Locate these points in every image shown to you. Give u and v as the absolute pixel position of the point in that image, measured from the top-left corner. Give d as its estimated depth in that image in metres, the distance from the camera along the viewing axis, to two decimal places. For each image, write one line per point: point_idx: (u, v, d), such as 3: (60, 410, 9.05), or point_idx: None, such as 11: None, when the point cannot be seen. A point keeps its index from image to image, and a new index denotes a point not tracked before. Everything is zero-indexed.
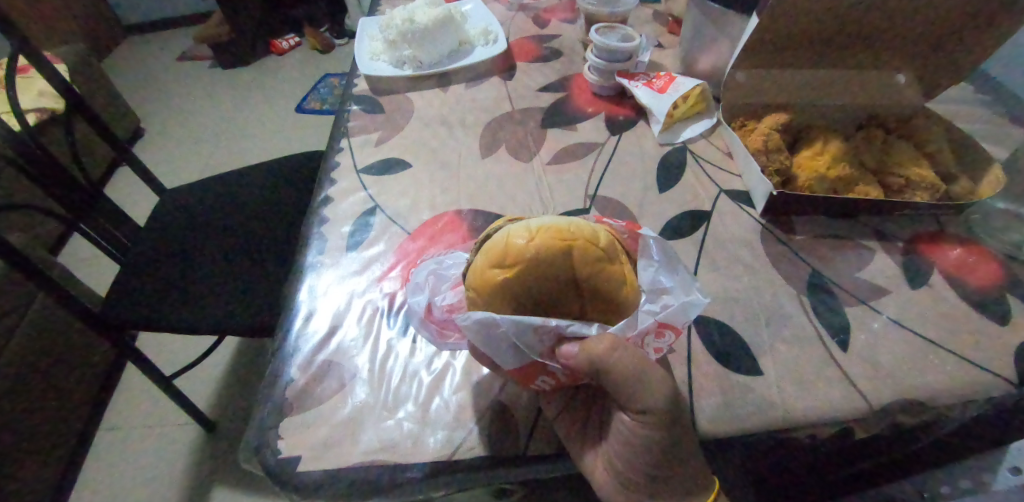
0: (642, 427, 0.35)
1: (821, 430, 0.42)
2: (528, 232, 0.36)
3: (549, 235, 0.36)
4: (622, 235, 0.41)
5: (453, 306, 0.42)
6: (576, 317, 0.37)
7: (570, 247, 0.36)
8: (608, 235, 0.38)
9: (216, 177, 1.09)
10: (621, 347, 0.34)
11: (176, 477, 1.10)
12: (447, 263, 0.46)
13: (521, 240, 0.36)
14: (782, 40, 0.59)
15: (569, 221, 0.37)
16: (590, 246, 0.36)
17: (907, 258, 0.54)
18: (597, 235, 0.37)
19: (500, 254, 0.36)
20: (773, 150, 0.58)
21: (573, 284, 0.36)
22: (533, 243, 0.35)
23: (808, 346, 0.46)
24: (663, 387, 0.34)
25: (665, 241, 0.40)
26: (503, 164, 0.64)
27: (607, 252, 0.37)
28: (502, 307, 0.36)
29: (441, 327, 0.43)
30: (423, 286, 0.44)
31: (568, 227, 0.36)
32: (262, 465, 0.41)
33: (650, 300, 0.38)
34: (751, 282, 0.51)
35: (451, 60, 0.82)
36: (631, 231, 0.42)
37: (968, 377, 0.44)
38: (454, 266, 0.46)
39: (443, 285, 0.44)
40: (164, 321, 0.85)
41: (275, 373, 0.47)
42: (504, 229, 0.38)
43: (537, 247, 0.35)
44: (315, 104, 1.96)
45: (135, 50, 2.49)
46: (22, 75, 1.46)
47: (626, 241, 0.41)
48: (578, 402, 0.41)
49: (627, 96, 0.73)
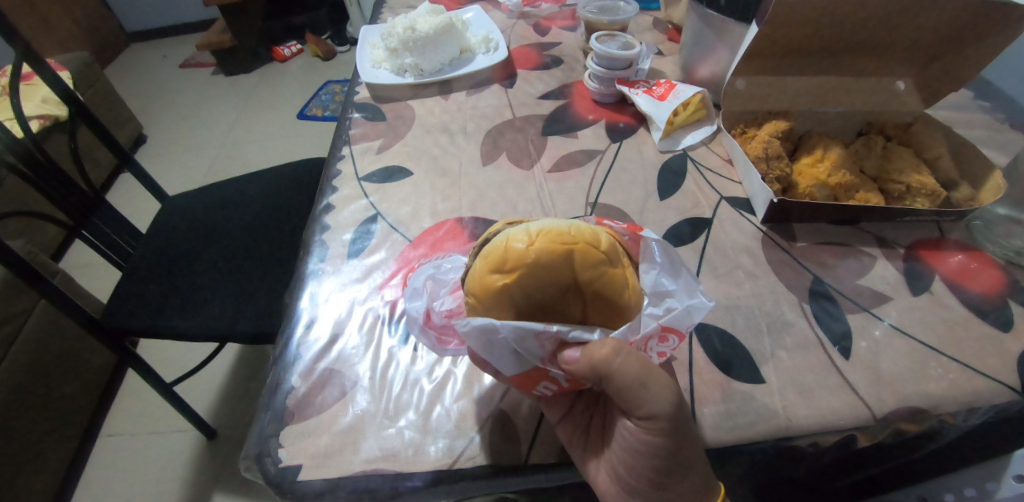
0: (644, 432, 0.36)
1: (824, 439, 0.42)
2: (529, 236, 0.36)
3: (550, 239, 0.35)
4: (623, 237, 0.41)
5: (452, 311, 0.43)
6: (578, 321, 0.37)
7: (572, 252, 0.35)
8: (610, 238, 0.38)
9: (219, 183, 1.09)
10: (623, 353, 0.34)
11: (176, 484, 1.09)
12: (445, 267, 0.46)
13: (521, 244, 0.36)
14: (781, 47, 0.59)
15: (570, 225, 0.37)
16: (592, 250, 0.36)
17: (908, 265, 0.54)
18: (598, 238, 0.37)
19: (500, 258, 0.36)
20: (774, 157, 0.59)
21: (575, 289, 0.36)
22: (534, 247, 0.35)
23: (810, 354, 0.46)
24: (666, 392, 0.35)
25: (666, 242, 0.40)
26: (504, 171, 0.64)
27: (609, 256, 0.36)
28: (503, 312, 0.36)
29: (441, 333, 0.42)
30: (422, 291, 0.44)
31: (569, 230, 0.36)
32: (262, 474, 0.41)
33: (652, 303, 0.39)
34: (752, 290, 0.51)
35: (453, 68, 0.82)
36: (632, 232, 0.41)
37: (971, 384, 0.44)
38: (452, 271, 0.46)
39: (442, 289, 0.44)
40: (166, 329, 0.85)
41: (276, 381, 0.47)
42: (503, 232, 0.37)
43: (538, 252, 0.35)
44: (316, 111, 1.97)
45: (139, 57, 2.51)
46: (26, 83, 1.48)
47: (628, 243, 0.41)
48: (577, 409, 0.42)
49: (627, 103, 0.74)
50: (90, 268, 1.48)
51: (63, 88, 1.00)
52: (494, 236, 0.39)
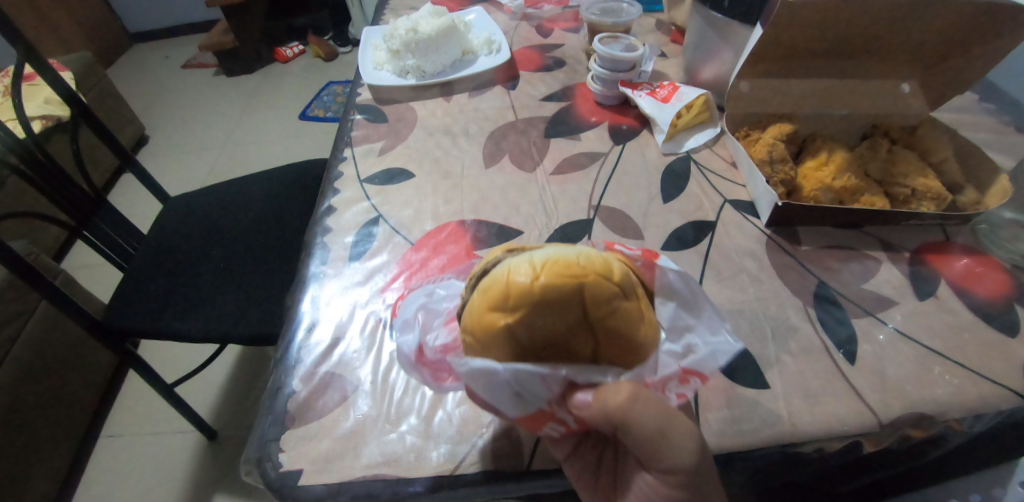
0: (664, 487, 0.34)
1: (829, 445, 0.41)
2: (533, 268, 0.33)
3: (557, 272, 0.33)
4: (637, 266, 0.38)
5: (447, 346, 0.39)
6: (588, 360, 0.35)
7: (581, 285, 0.33)
8: (622, 267, 0.35)
9: (221, 185, 1.09)
10: (641, 400, 0.33)
11: (177, 485, 1.09)
12: (438, 294, 0.43)
13: (524, 277, 0.33)
14: (786, 50, 0.59)
15: (578, 254, 0.34)
16: (602, 282, 0.33)
17: (913, 269, 0.53)
18: (609, 268, 0.34)
19: (501, 294, 0.33)
20: (778, 160, 0.58)
21: (585, 325, 0.33)
22: (539, 281, 0.32)
23: (815, 359, 0.46)
24: (688, 444, 0.33)
25: (685, 273, 0.39)
26: (506, 173, 0.64)
27: (622, 288, 0.34)
28: (506, 352, 0.34)
29: (435, 369, 0.40)
30: (413, 324, 0.40)
31: (577, 260, 0.33)
32: (263, 479, 0.41)
33: (671, 340, 0.38)
34: (757, 294, 0.51)
35: (455, 70, 0.82)
36: (647, 259, 0.39)
37: (978, 389, 0.43)
38: (446, 298, 0.42)
39: (436, 320, 0.41)
40: (167, 330, 0.85)
41: (277, 384, 0.46)
42: (504, 263, 0.35)
43: (544, 286, 0.32)
44: (318, 111, 1.97)
45: (141, 58, 2.51)
46: (29, 84, 1.48)
47: (642, 272, 0.39)
48: (586, 451, 0.39)
49: (630, 106, 0.73)
50: (92, 269, 1.48)
51: (65, 89, 1.00)
52: (493, 265, 0.36)
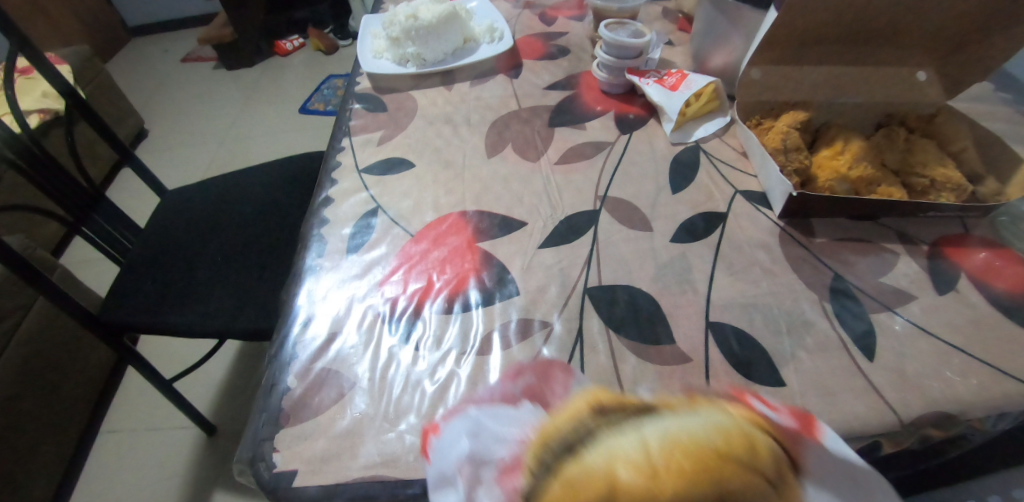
0: None
1: (848, 445, 0.39)
2: (637, 460, 0.32)
3: (679, 454, 0.32)
4: (779, 440, 0.34)
5: None
6: None
7: (690, 482, 0.31)
8: (740, 449, 0.32)
9: (218, 178, 1.07)
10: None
11: (176, 482, 1.08)
12: (486, 434, 0.37)
13: (625, 472, 0.32)
14: (799, 34, 0.57)
15: (710, 436, 0.33)
16: (713, 479, 0.31)
17: (932, 262, 0.51)
18: (717, 452, 0.32)
19: (598, 489, 0.31)
20: (793, 149, 0.56)
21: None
22: (643, 479, 0.31)
23: (832, 355, 0.44)
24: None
25: (849, 452, 0.34)
26: (509, 163, 0.62)
27: (769, 481, 0.32)
28: None
29: None
30: (456, 479, 0.35)
31: (687, 448, 0.32)
32: (256, 480, 0.39)
33: None
34: (770, 287, 0.48)
35: (456, 58, 0.80)
36: (797, 432, 0.35)
37: (1003, 387, 0.41)
38: (497, 443, 0.36)
39: (485, 471, 0.35)
40: (165, 325, 0.84)
41: (271, 381, 0.45)
42: (598, 449, 0.33)
43: (650, 486, 0.31)
44: (318, 105, 1.95)
45: (140, 52, 2.49)
46: (26, 77, 1.46)
47: (790, 446, 0.34)
48: None
49: (637, 94, 0.71)
50: (91, 264, 1.46)
51: (60, 82, 0.97)
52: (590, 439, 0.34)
